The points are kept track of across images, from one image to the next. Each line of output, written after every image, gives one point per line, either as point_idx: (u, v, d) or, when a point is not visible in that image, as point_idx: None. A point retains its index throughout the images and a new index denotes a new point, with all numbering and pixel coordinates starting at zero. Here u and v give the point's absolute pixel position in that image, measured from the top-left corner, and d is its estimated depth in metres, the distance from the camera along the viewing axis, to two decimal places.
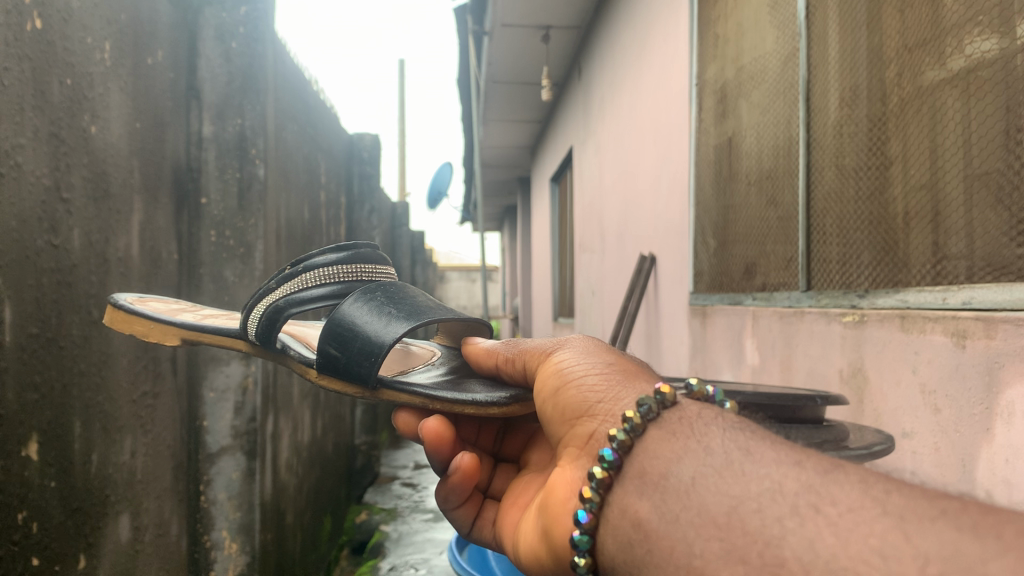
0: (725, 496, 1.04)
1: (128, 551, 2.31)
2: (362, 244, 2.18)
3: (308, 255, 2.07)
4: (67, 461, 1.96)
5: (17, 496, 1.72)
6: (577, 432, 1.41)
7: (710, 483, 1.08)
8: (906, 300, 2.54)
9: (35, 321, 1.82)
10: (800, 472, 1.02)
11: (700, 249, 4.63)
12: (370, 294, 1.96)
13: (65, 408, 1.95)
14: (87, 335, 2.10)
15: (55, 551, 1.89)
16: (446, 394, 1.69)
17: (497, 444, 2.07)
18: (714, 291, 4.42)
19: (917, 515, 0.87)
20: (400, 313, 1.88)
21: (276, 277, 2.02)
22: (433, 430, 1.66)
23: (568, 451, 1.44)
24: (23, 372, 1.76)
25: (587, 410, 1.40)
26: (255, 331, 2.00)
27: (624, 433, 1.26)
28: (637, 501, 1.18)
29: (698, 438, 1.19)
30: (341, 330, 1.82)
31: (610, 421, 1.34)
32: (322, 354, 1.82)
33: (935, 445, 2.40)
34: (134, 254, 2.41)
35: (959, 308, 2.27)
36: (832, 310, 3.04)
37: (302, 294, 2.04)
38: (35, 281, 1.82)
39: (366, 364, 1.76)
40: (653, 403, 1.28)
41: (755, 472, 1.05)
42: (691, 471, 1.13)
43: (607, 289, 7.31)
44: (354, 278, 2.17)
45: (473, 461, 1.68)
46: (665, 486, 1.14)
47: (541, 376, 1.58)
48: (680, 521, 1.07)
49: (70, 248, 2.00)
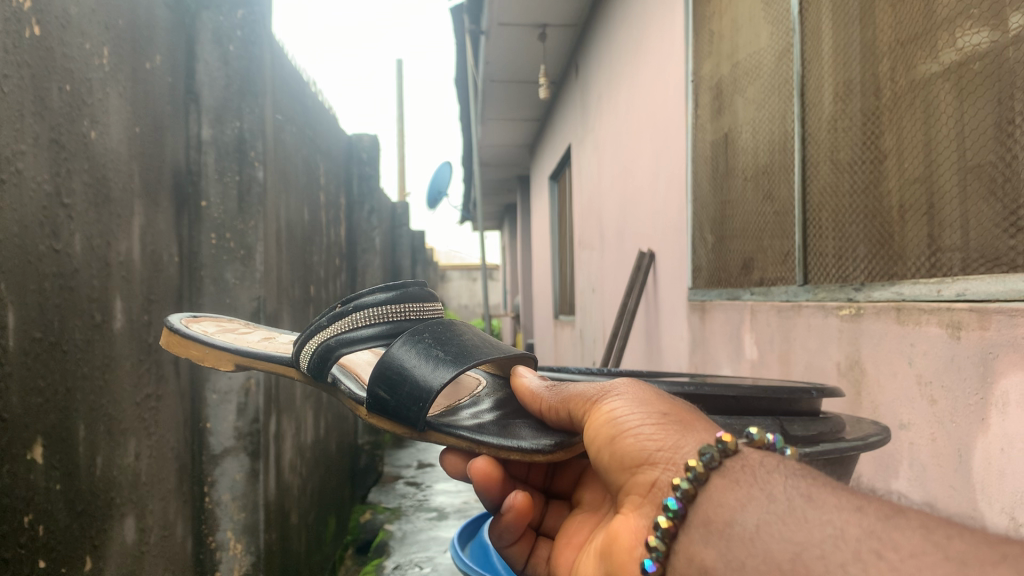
0: (789, 542, 1.02)
1: (134, 552, 2.34)
2: (410, 283, 2.13)
3: (356, 294, 2.06)
4: (72, 464, 1.99)
5: (22, 499, 1.75)
6: (639, 480, 1.33)
7: (775, 530, 1.06)
8: (902, 293, 2.57)
9: (39, 327, 1.86)
10: (860, 517, 1.01)
11: (698, 244, 4.66)
12: (417, 334, 1.87)
13: (69, 412, 1.99)
14: (90, 339, 2.13)
15: (61, 552, 1.92)
16: (494, 440, 1.61)
17: (549, 481, 1.98)
18: (712, 286, 4.45)
19: (979, 560, 0.87)
20: (448, 355, 1.78)
21: (327, 315, 2.01)
22: (483, 469, 1.62)
23: (627, 498, 1.37)
24: (26, 376, 1.79)
25: (647, 459, 1.32)
26: (306, 367, 1.99)
27: (688, 483, 1.21)
28: (703, 549, 1.15)
29: (761, 486, 1.15)
30: (391, 371, 1.74)
31: (673, 469, 1.27)
32: (372, 395, 1.74)
33: (931, 436, 2.43)
34: (135, 258, 2.44)
35: (954, 300, 2.30)
36: (828, 304, 3.07)
37: (351, 334, 2.01)
38: (37, 286, 1.86)
39: (415, 409, 1.68)
40: (715, 452, 1.22)
41: (816, 518, 1.03)
42: (756, 519, 1.10)
43: (606, 286, 7.34)
44: (404, 317, 2.12)
45: (526, 499, 1.61)
46: (730, 533, 1.12)
47: (590, 425, 1.47)
48: (746, 568, 1.06)
49: (72, 252, 2.03)
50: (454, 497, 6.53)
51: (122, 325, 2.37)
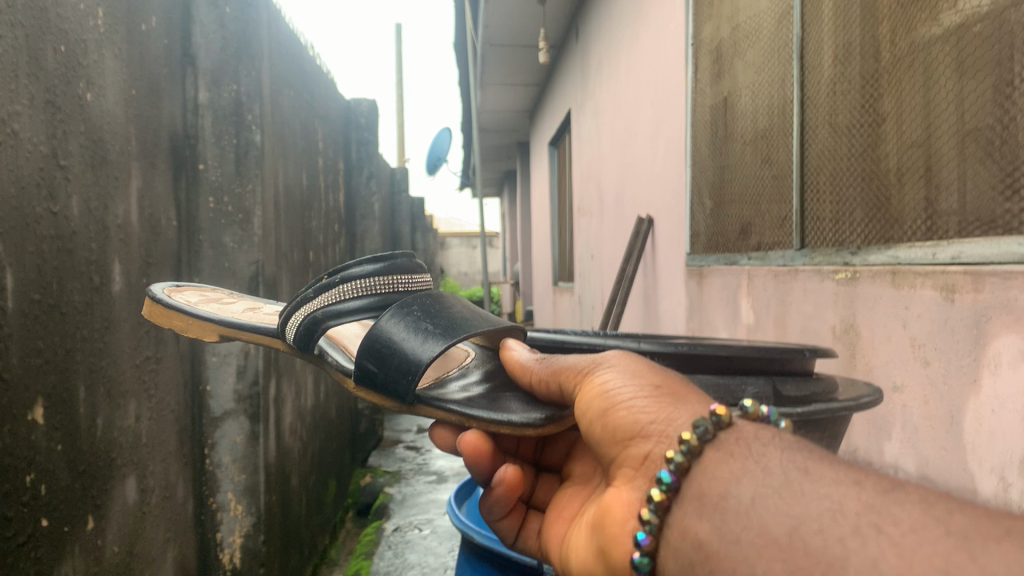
0: (786, 516, 0.95)
1: (135, 512, 2.37)
2: (399, 254, 2.05)
3: (343, 265, 1.98)
4: (72, 425, 2.02)
5: (24, 458, 1.77)
6: (631, 454, 1.28)
7: (770, 504, 0.99)
8: (898, 257, 2.58)
9: (37, 289, 1.87)
10: (862, 492, 0.94)
11: (697, 210, 4.66)
12: (405, 308, 1.80)
13: (69, 373, 2.01)
14: (89, 302, 2.14)
15: (64, 512, 1.95)
16: (483, 414, 1.55)
17: (537, 453, 1.99)
18: (710, 252, 4.46)
19: (982, 536, 0.81)
20: (438, 328, 1.72)
21: (313, 286, 1.93)
22: (472, 444, 1.59)
23: (619, 471, 1.32)
24: (26, 337, 1.81)
25: (639, 432, 1.27)
26: (293, 340, 1.92)
27: (681, 456, 1.14)
28: (695, 523, 1.07)
29: (757, 458, 1.08)
30: (379, 344, 1.68)
31: (666, 443, 1.21)
32: (360, 368, 1.69)
33: (924, 398, 2.46)
34: (133, 221, 2.45)
35: (949, 263, 2.30)
36: (824, 268, 3.07)
37: (339, 306, 1.94)
38: (36, 248, 1.87)
39: (404, 383, 1.62)
40: (709, 424, 1.15)
41: (814, 492, 0.96)
42: (750, 492, 1.03)
43: (606, 252, 7.34)
44: (391, 289, 2.04)
45: (517, 474, 1.63)
46: (724, 507, 1.04)
47: (582, 397, 1.41)
48: (740, 543, 0.98)
49: (69, 215, 2.03)
50: (454, 461, 6.59)
51: (121, 289, 2.38)
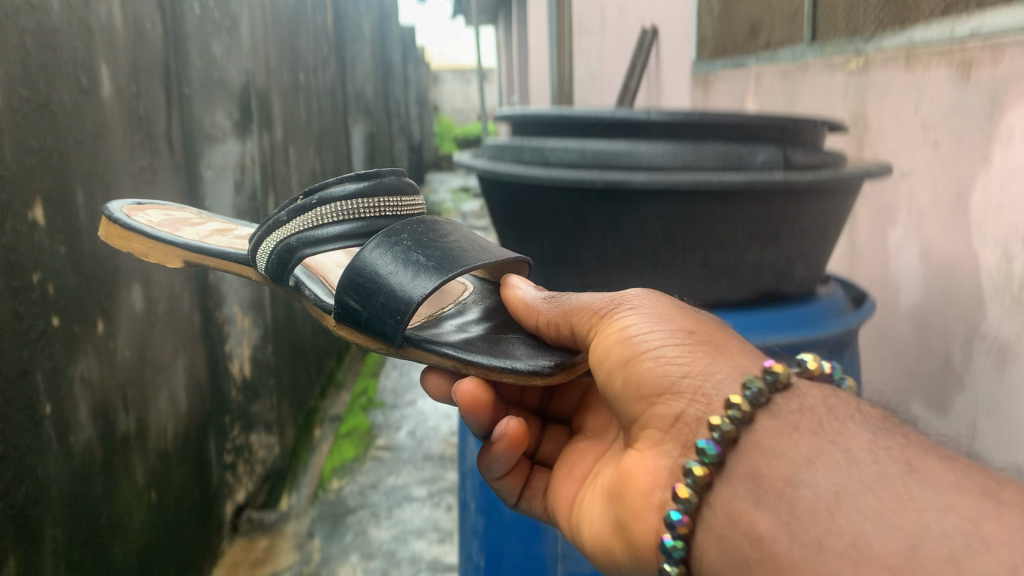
0: (894, 529, 0.76)
1: (146, 320, 2.26)
2: (387, 171, 1.65)
3: (320, 184, 1.61)
4: (75, 225, 1.86)
5: (29, 256, 1.63)
6: (657, 413, 1.10)
7: (862, 503, 0.80)
8: (912, 38, 2.32)
9: (25, 85, 1.64)
10: (993, 505, 0.75)
11: (706, 12, 4.38)
12: (393, 234, 1.49)
13: (66, 174, 1.82)
14: (80, 105, 1.89)
15: (72, 316, 1.81)
16: (482, 359, 1.30)
17: (544, 401, 1.70)
18: (720, 56, 4.22)
19: None
20: (429, 261, 1.42)
21: (286, 207, 1.62)
22: (469, 393, 1.35)
23: (642, 431, 1.15)
24: (20, 131, 1.61)
25: (668, 388, 1.07)
26: (266, 270, 1.63)
27: (729, 423, 0.97)
28: (752, 509, 0.91)
29: (833, 440, 0.90)
30: (362, 277, 1.40)
31: (702, 405, 1.03)
32: (340, 303, 1.41)
33: (931, 181, 2.31)
34: (116, 23, 2.12)
35: (967, 38, 2.08)
36: (835, 60, 2.78)
37: (317, 232, 1.60)
38: (18, 42, 1.60)
39: (391, 322, 1.35)
40: (763, 386, 0.98)
41: (927, 498, 0.77)
42: (833, 486, 0.84)
43: (606, 63, 7.05)
44: (378, 215, 1.66)
45: (522, 428, 1.35)
46: (794, 499, 0.86)
47: (597, 344, 1.21)
48: (825, 553, 0.79)
49: (51, 9, 1.74)
50: None
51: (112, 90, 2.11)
